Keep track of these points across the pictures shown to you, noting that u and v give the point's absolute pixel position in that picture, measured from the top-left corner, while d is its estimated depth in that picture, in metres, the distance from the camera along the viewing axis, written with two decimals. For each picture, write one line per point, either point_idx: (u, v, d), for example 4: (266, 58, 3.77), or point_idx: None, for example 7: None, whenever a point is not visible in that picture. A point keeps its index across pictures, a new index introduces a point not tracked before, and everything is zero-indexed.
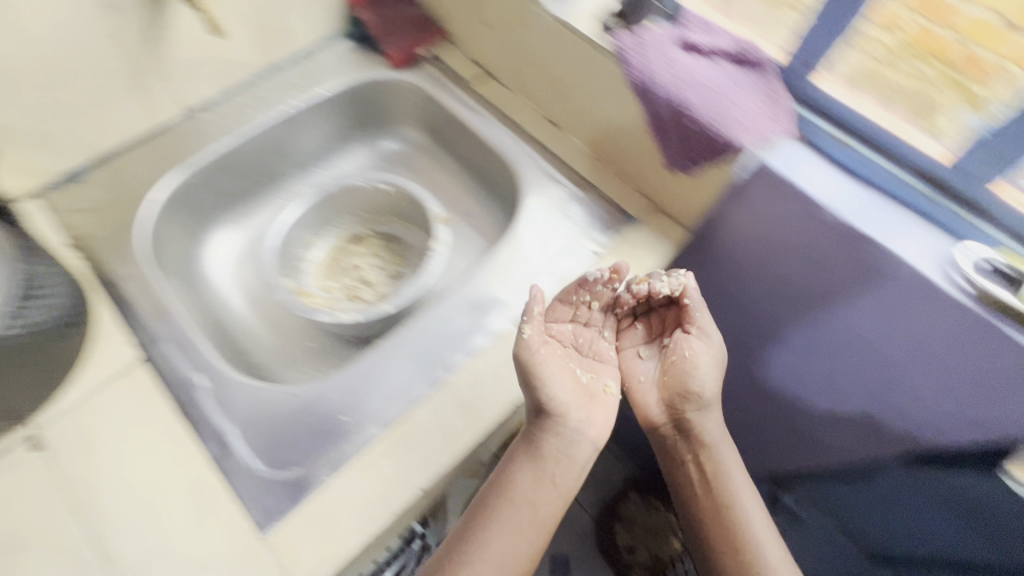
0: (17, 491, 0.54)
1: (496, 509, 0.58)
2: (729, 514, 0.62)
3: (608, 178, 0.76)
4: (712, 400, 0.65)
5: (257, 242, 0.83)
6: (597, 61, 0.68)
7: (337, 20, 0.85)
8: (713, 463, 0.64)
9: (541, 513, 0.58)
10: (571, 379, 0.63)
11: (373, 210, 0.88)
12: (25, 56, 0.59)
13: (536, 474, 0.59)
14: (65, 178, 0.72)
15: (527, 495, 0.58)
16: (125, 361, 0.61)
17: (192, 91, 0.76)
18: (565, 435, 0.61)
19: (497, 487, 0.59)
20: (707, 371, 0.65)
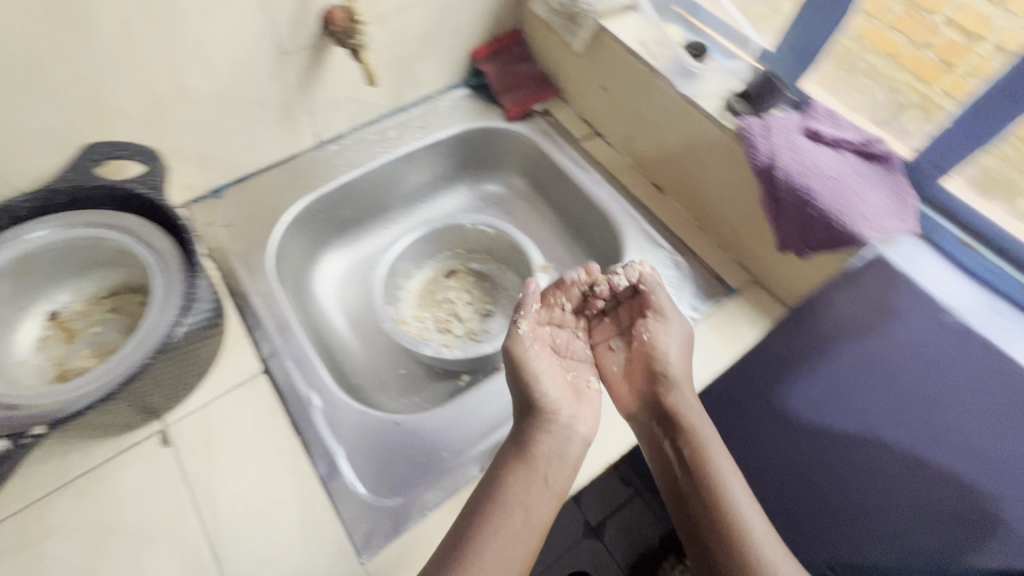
0: (146, 482, 0.58)
1: (485, 524, 0.53)
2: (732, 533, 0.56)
3: (708, 247, 0.79)
4: (683, 379, 0.63)
5: (362, 268, 0.88)
6: (715, 139, 0.70)
7: (461, 69, 0.91)
8: (698, 459, 0.60)
9: (528, 523, 0.55)
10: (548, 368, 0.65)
11: (469, 248, 0.93)
12: (206, 89, 0.66)
13: (528, 485, 0.56)
14: (208, 195, 0.78)
15: (520, 509, 0.55)
16: (249, 372, 0.65)
17: (328, 125, 0.82)
18: (554, 439, 0.59)
19: (487, 504, 0.54)
20: (678, 355, 0.65)
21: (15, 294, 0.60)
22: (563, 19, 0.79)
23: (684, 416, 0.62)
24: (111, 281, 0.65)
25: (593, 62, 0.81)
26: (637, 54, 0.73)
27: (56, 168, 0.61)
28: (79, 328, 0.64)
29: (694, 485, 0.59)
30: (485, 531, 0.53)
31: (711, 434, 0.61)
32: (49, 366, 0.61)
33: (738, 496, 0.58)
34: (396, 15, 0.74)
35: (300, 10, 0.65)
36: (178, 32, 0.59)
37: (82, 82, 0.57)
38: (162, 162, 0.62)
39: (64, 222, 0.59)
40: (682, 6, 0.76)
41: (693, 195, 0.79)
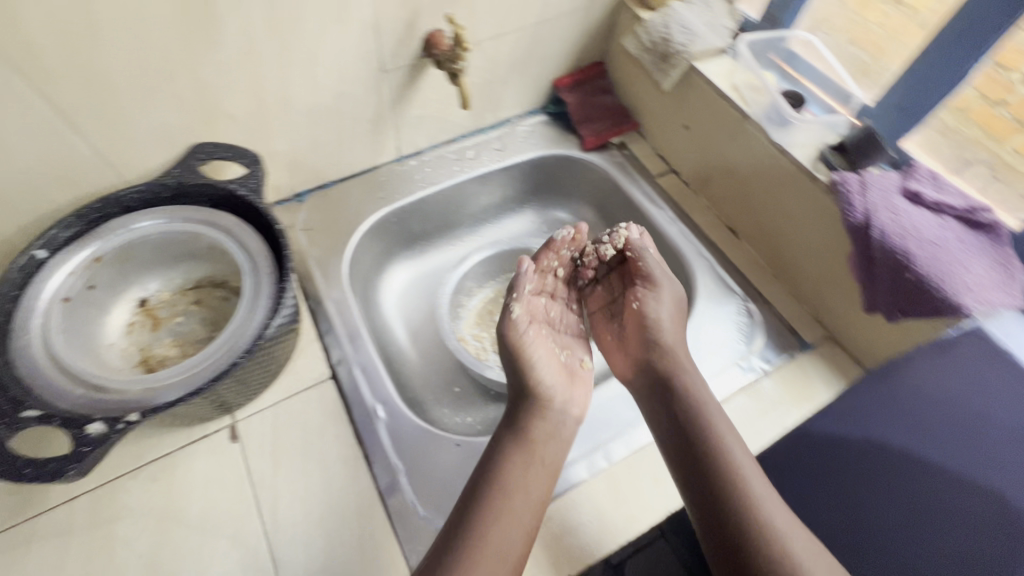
0: (212, 475, 0.59)
1: (484, 510, 0.51)
2: (743, 502, 0.50)
3: (781, 296, 0.77)
4: (677, 346, 0.63)
5: (425, 281, 0.89)
6: (807, 187, 0.68)
7: (542, 96, 0.92)
8: (697, 421, 0.56)
9: (527, 505, 0.52)
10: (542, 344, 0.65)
11: None
12: (309, 99, 0.68)
13: (526, 469, 0.55)
14: (291, 198, 0.80)
15: (519, 492, 0.53)
16: (317, 377, 0.66)
17: (411, 141, 0.84)
18: (552, 425, 0.59)
19: (485, 493, 0.52)
20: (672, 324, 0.65)
21: (114, 279, 0.62)
22: (654, 56, 0.79)
23: (680, 381, 0.60)
24: (197, 273, 0.68)
25: (678, 100, 0.81)
26: (729, 97, 0.73)
27: (164, 163, 0.64)
28: (164, 317, 0.66)
29: (693, 450, 0.55)
30: (483, 518, 0.50)
31: (705, 395, 0.59)
32: (134, 351, 0.63)
33: (739, 462, 0.53)
34: (492, 41, 0.76)
35: (405, 31, 0.67)
36: (294, 45, 0.62)
37: (202, 86, 0.60)
38: (263, 166, 0.65)
39: (169, 215, 0.63)
40: (779, 55, 0.76)
41: (770, 242, 0.77)
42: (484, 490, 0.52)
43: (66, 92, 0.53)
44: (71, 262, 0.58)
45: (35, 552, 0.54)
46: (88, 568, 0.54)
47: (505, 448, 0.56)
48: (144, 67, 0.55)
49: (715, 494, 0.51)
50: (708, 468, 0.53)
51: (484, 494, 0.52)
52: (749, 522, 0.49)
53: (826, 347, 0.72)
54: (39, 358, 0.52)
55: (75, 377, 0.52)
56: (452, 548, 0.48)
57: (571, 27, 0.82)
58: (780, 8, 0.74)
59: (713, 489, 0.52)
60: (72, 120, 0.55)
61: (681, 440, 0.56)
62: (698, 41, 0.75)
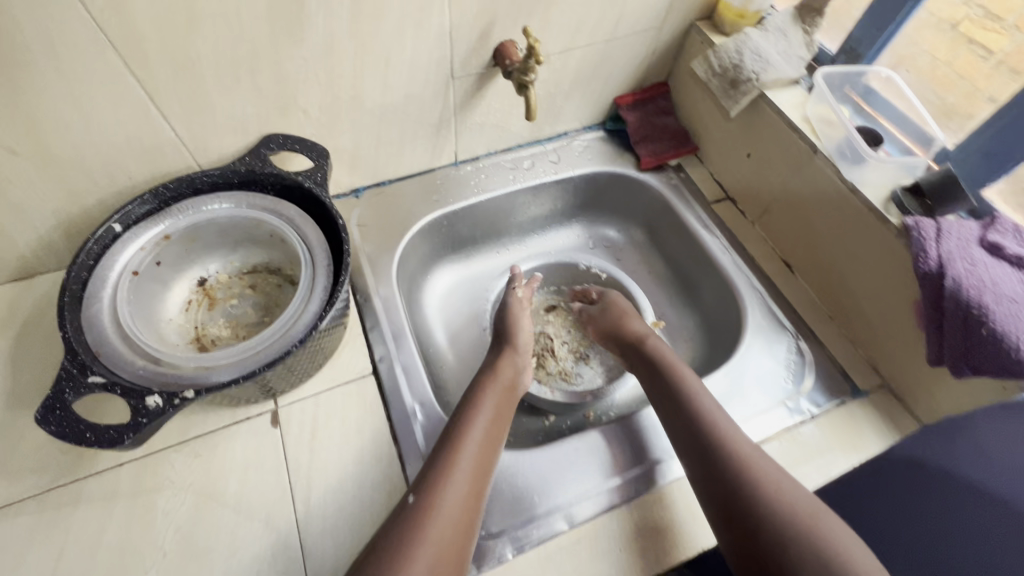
0: (251, 457, 0.60)
1: (459, 446, 0.56)
2: (735, 456, 0.56)
3: (835, 337, 0.74)
4: (650, 332, 0.75)
5: (468, 287, 0.90)
6: (873, 230, 0.65)
7: (602, 112, 0.92)
8: (683, 388, 0.64)
9: (489, 444, 0.59)
10: (522, 325, 0.76)
11: (575, 286, 0.93)
12: (378, 99, 0.70)
13: (488, 416, 0.61)
14: (348, 193, 0.82)
15: (486, 435, 0.59)
16: (359, 372, 0.67)
17: (469, 147, 0.85)
18: (510, 380, 0.68)
19: (454, 432, 0.58)
20: (638, 319, 0.78)
21: (178, 257, 0.64)
22: (723, 81, 0.78)
23: (663, 358, 0.70)
24: (255, 258, 0.70)
25: (744, 128, 0.80)
26: (799, 128, 0.71)
27: (237, 150, 0.66)
28: (219, 298, 0.68)
29: (683, 412, 0.62)
30: (456, 452, 0.56)
31: (686, 369, 0.68)
32: (190, 329, 0.65)
33: (725, 423, 0.60)
34: (560, 55, 0.76)
35: (479, 39, 0.68)
36: (372, 46, 0.63)
37: (281, 79, 0.62)
38: (329, 161, 0.66)
39: (237, 200, 0.65)
40: (856, 90, 0.73)
41: (828, 281, 0.74)
42: (455, 428, 0.59)
43: (158, 76, 0.55)
44: (143, 237, 0.60)
45: (80, 514, 0.56)
46: (128, 536, 0.55)
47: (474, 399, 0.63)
48: (231, 57, 0.57)
49: (711, 451, 0.57)
50: (698, 427, 0.60)
51: (454, 432, 0.58)
52: (748, 475, 0.55)
53: (880, 396, 0.69)
54: (108, 327, 0.54)
55: (139, 348, 0.54)
56: (432, 475, 0.54)
57: (640, 46, 0.82)
58: (861, 42, 0.72)
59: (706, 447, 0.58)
60: (159, 102, 0.58)
61: (668, 407, 0.64)
62: (771, 70, 0.73)
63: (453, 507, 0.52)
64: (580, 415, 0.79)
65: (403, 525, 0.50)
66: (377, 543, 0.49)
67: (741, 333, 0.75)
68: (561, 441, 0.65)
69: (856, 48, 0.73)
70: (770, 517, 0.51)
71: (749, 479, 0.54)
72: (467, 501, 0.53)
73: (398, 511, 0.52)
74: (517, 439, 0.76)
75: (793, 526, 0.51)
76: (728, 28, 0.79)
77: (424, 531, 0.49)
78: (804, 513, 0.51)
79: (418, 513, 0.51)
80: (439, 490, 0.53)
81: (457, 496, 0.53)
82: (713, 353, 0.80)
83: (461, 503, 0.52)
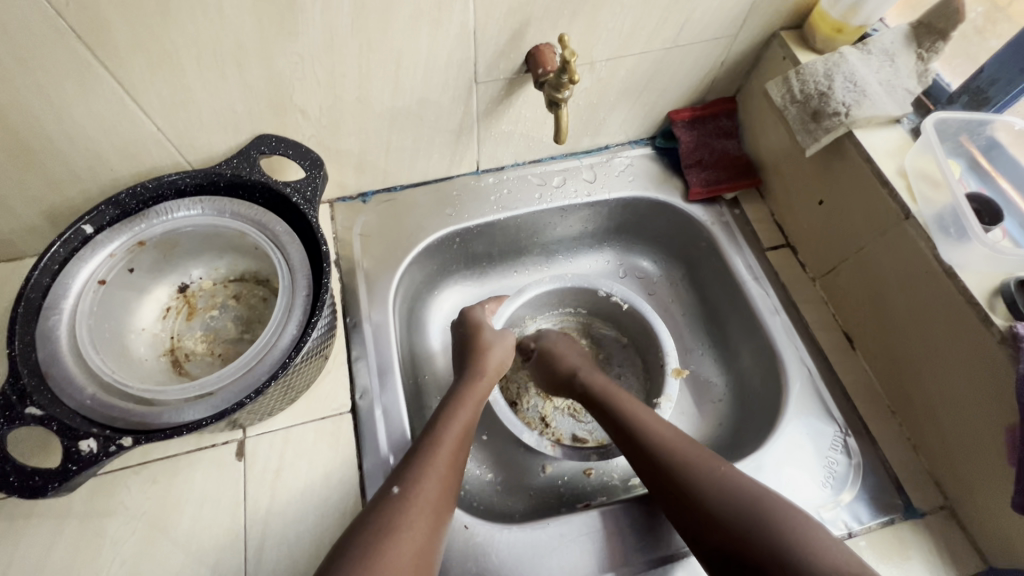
0: (210, 492, 0.56)
1: (433, 445, 0.55)
2: (706, 475, 0.52)
3: (894, 438, 0.62)
4: (583, 363, 0.69)
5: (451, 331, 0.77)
6: (960, 319, 0.52)
7: (652, 126, 0.79)
8: (626, 416, 0.60)
9: (467, 438, 0.58)
10: (494, 346, 0.68)
11: (595, 310, 0.81)
12: (388, 102, 0.61)
13: (468, 410, 0.60)
14: (355, 196, 0.74)
15: (458, 440, 0.57)
16: (337, 408, 0.61)
17: (494, 156, 0.75)
18: (490, 378, 0.65)
19: (430, 434, 0.56)
20: (575, 351, 0.72)
21: (155, 263, 0.60)
22: (803, 110, 0.63)
23: (599, 391, 0.64)
24: (241, 267, 0.64)
25: (821, 169, 0.66)
26: (890, 184, 0.57)
27: (227, 149, 0.59)
28: (200, 307, 0.63)
29: (641, 445, 0.57)
30: (437, 451, 0.54)
31: (621, 395, 0.63)
32: (164, 339, 0.61)
33: (675, 440, 0.56)
34: (608, 63, 0.65)
35: (509, 42, 0.58)
36: (380, 45, 0.54)
37: (274, 76, 0.53)
38: (324, 172, 0.60)
39: (220, 207, 0.59)
40: (976, 143, 0.58)
41: (896, 369, 0.62)
42: (432, 428, 0.57)
43: (132, 67, 0.48)
44: (115, 244, 0.55)
45: (30, 529, 0.53)
46: (73, 562, 0.52)
47: (453, 398, 0.61)
48: (215, 50, 0.49)
49: (683, 480, 0.52)
50: (660, 458, 0.55)
51: (431, 430, 0.57)
52: (727, 497, 0.50)
53: (938, 519, 0.57)
54: (62, 344, 0.50)
55: (92, 373, 0.50)
56: (409, 469, 0.52)
57: (706, 57, 0.69)
58: (994, 82, 0.57)
59: (674, 481, 0.53)
60: (137, 96, 0.51)
61: (623, 441, 0.59)
62: (867, 104, 0.59)
63: (426, 502, 0.50)
64: (580, 470, 0.71)
65: (375, 518, 0.48)
66: (348, 539, 0.47)
67: (777, 415, 0.64)
68: (561, 516, 0.58)
69: (986, 88, 0.58)
70: (762, 536, 0.47)
71: (723, 494, 0.50)
72: (438, 498, 0.52)
73: (373, 505, 0.50)
74: (507, 490, 0.69)
75: (789, 538, 0.46)
76: (821, 45, 0.65)
77: (402, 521, 0.48)
78: (800, 521, 0.47)
79: (394, 506, 0.49)
80: (417, 481, 0.51)
81: (432, 487, 0.52)
82: (741, 428, 0.69)
83: (435, 495, 0.51)
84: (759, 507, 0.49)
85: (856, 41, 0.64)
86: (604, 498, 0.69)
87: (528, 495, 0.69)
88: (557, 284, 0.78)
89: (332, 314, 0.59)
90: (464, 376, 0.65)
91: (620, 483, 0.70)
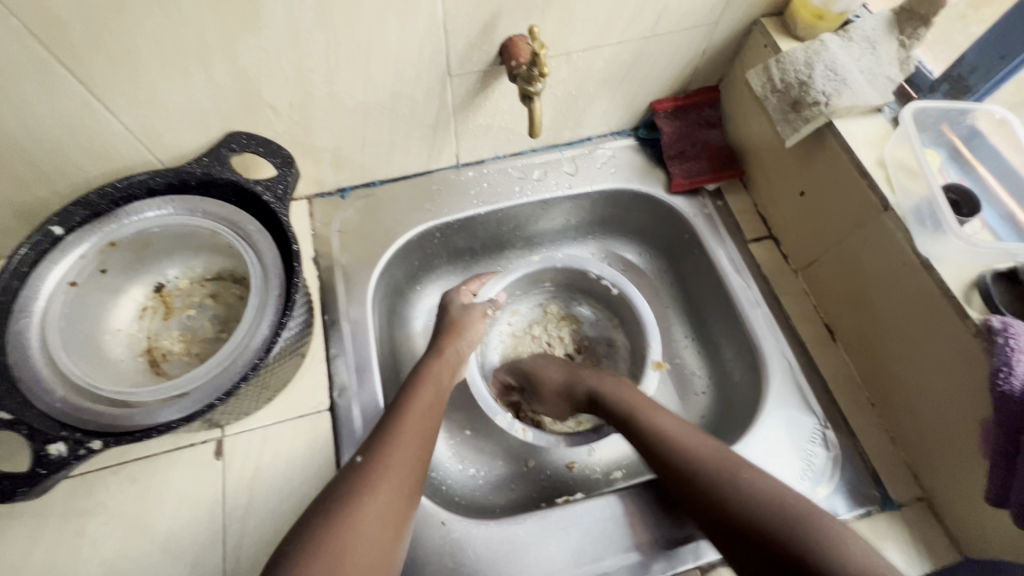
0: (188, 490, 0.56)
1: (397, 421, 0.53)
2: (712, 469, 0.50)
3: (872, 431, 0.62)
4: (592, 373, 0.67)
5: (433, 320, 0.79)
6: (932, 294, 0.52)
7: (634, 117, 0.78)
8: (638, 415, 0.59)
9: (434, 413, 0.57)
10: (467, 323, 0.66)
11: (580, 291, 0.81)
12: (360, 97, 0.60)
13: (429, 391, 0.58)
14: (333, 192, 0.73)
15: (427, 409, 0.56)
16: (314, 407, 0.61)
17: (473, 150, 0.74)
18: (453, 361, 0.63)
19: (396, 406, 0.55)
20: (570, 369, 0.68)
21: (129, 263, 0.59)
22: (783, 100, 0.62)
23: (610, 395, 0.63)
24: (217, 266, 0.64)
25: (801, 160, 0.65)
26: (870, 175, 0.56)
27: (197, 147, 0.59)
28: (177, 307, 0.63)
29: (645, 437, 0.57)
30: (401, 427, 0.53)
31: (632, 392, 0.63)
32: (140, 339, 0.60)
33: (685, 436, 0.55)
34: (584, 53, 0.63)
35: (481, 34, 0.57)
36: (348, 39, 0.53)
37: (241, 72, 0.53)
38: (296, 169, 0.59)
39: (192, 206, 0.59)
40: (958, 132, 0.57)
41: (875, 360, 0.61)
42: (398, 401, 0.56)
43: (93, 67, 0.47)
44: (85, 244, 0.55)
45: (12, 526, 0.54)
46: (54, 562, 0.53)
47: (414, 375, 0.60)
48: (178, 48, 0.48)
49: (693, 476, 0.51)
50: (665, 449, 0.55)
51: (395, 405, 0.56)
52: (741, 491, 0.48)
53: (915, 511, 0.57)
54: (33, 345, 0.50)
55: (63, 375, 0.50)
56: (377, 440, 0.52)
57: (687, 46, 0.67)
58: (974, 70, 0.56)
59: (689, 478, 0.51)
60: (100, 95, 0.50)
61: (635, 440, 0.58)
62: (846, 93, 0.58)
63: (390, 474, 0.49)
64: (562, 463, 0.71)
65: (337, 488, 0.48)
66: (313, 511, 0.46)
67: (757, 408, 0.63)
68: (539, 512, 0.58)
69: (966, 76, 0.57)
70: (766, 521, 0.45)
71: (742, 484, 0.48)
72: (409, 471, 0.51)
73: (338, 478, 0.49)
74: (490, 485, 0.69)
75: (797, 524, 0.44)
76: (802, 32, 0.64)
77: (366, 491, 0.47)
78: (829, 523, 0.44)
79: (360, 476, 0.48)
80: (383, 456, 0.50)
81: (400, 454, 0.51)
82: (723, 421, 0.69)
83: (401, 465, 0.50)
84: (775, 500, 0.46)
85: (837, 28, 0.63)
86: (585, 493, 0.69)
87: (510, 489, 0.69)
88: (547, 263, 0.77)
89: (307, 311, 0.59)
90: (428, 353, 0.63)
91: (601, 477, 0.70)
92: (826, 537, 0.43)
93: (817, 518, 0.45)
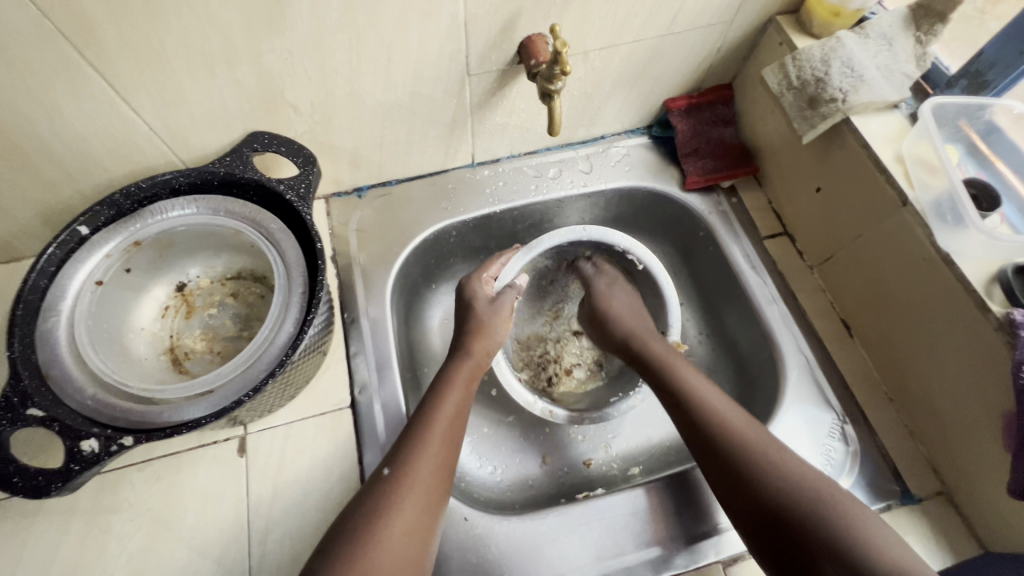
0: (213, 487, 0.57)
1: (423, 428, 0.54)
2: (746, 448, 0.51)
3: (891, 427, 0.62)
4: (646, 333, 0.66)
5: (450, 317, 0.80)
6: (953, 294, 0.52)
7: (648, 115, 0.78)
8: (679, 383, 0.59)
9: (460, 419, 0.57)
10: (492, 322, 0.65)
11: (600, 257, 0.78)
12: (380, 96, 0.60)
13: (457, 392, 0.58)
14: (350, 192, 0.74)
15: (454, 414, 0.56)
16: (336, 403, 0.61)
17: (488, 149, 0.75)
18: (479, 362, 0.63)
19: (421, 411, 0.56)
20: (622, 308, 0.69)
21: (151, 263, 0.60)
22: (800, 97, 0.63)
23: (659, 357, 0.63)
24: (237, 264, 0.64)
25: (817, 157, 0.65)
26: (888, 171, 0.57)
27: (219, 147, 0.59)
28: (198, 305, 0.64)
29: (685, 405, 0.57)
30: (427, 433, 0.53)
31: (677, 361, 0.62)
32: (163, 338, 0.61)
33: (724, 410, 0.55)
34: (600, 51, 0.64)
35: (501, 33, 0.57)
36: (369, 39, 0.53)
37: (264, 72, 0.53)
38: (317, 168, 0.60)
39: (214, 206, 0.59)
40: (975, 127, 0.57)
41: (894, 356, 0.61)
42: (423, 407, 0.57)
43: (121, 69, 0.48)
44: (110, 244, 0.55)
45: (39, 522, 0.55)
46: (82, 558, 0.53)
47: (440, 380, 0.60)
48: (204, 50, 0.49)
49: (724, 453, 0.52)
50: (700, 422, 0.55)
51: (421, 410, 0.56)
52: (772, 480, 0.49)
53: (935, 505, 0.58)
54: (62, 344, 0.51)
55: (93, 374, 0.50)
56: (401, 449, 0.52)
57: (703, 44, 0.68)
58: (992, 65, 0.57)
59: (720, 454, 0.52)
60: (127, 96, 0.51)
61: (673, 405, 0.58)
62: (864, 89, 0.58)
63: (417, 481, 0.50)
64: (579, 461, 0.71)
65: (365, 496, 0.49)
66: (342, 520, 0.47)
67: (775, 404, 0.64)
68: (559, 507, 0.58)
69: (985, 72, 0.57)
70: (795, 510, 0.47)
71: (774, 471, 0.49)
72: (434, 478, 0.51)
73: (365, 487, 0.50)
74: (508, 483, 0.69)
75: (823, 517, 0.46)
76: (818, 29, 0.64)
77: (393, 498, 0.48)
78: (857, 524, 0.45)
79: (386, 485, 0.49)
80: (409, 464, 0.51)
81: (427, 462, 0.51)
82: None
83: (428, 472, 0.51)
84: (808, 492, 0.47)
85: (853, 25, 0.63)
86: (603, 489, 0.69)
87: (528, 486, 0.69)
88: (572, 238, 0.70)
89: (328, 309, 0.59)
90: (453, 355, 0.63)
91: (619, 473, 0.71)
92: (852, 530, 0.45)
93: (847, 516, 0.46)
